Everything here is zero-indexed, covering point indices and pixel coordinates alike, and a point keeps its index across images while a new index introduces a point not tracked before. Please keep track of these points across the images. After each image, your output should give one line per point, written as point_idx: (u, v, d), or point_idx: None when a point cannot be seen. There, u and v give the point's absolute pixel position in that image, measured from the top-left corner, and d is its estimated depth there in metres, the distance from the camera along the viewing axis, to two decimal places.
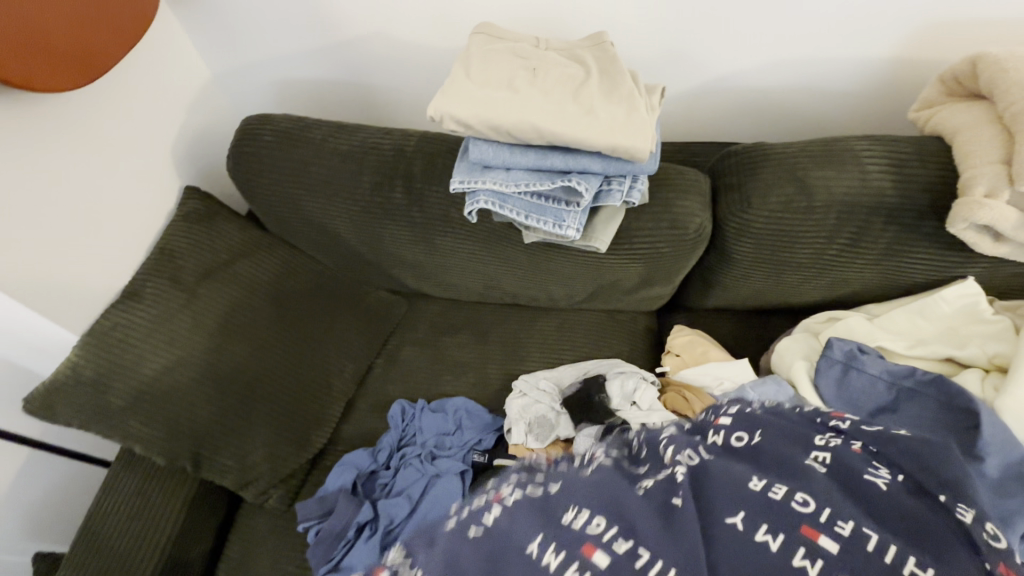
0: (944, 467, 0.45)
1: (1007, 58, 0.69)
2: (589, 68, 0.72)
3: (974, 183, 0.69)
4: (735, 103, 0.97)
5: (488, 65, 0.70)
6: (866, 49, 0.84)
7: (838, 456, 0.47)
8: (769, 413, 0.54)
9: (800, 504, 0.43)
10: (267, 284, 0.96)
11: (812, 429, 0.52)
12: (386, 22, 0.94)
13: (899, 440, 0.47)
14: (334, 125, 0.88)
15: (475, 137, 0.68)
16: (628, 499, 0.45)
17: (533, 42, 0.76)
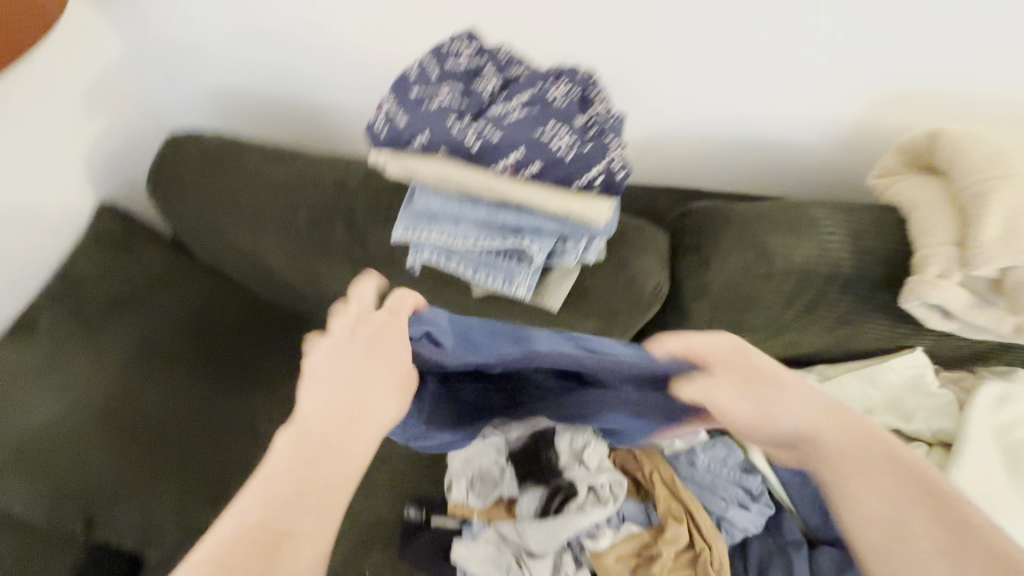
0: (569, 98, 0.63)
1: (962, 136, 0.69)
2: (525, 125, 0.58)
3: (928, 262, 0.68)
4: (702, 150, 0.96)
5: (414, 105, 0.58)
6: (832, 110, 0.85)
7: (566, 94, 0.63)
8: (529, 87, 0.63)
9: (573, 107, 0.62)
10: (187, 326, 0.86)
11: (540, 86, 0.64)
12: (330, 17, 0.84)
13: (574, 99, 0.63)
14: (272, 154, 0.81)
15: (421, 186, 0.63)
16: (528, 127, 0.58)
17: (456, 84, 0.61)
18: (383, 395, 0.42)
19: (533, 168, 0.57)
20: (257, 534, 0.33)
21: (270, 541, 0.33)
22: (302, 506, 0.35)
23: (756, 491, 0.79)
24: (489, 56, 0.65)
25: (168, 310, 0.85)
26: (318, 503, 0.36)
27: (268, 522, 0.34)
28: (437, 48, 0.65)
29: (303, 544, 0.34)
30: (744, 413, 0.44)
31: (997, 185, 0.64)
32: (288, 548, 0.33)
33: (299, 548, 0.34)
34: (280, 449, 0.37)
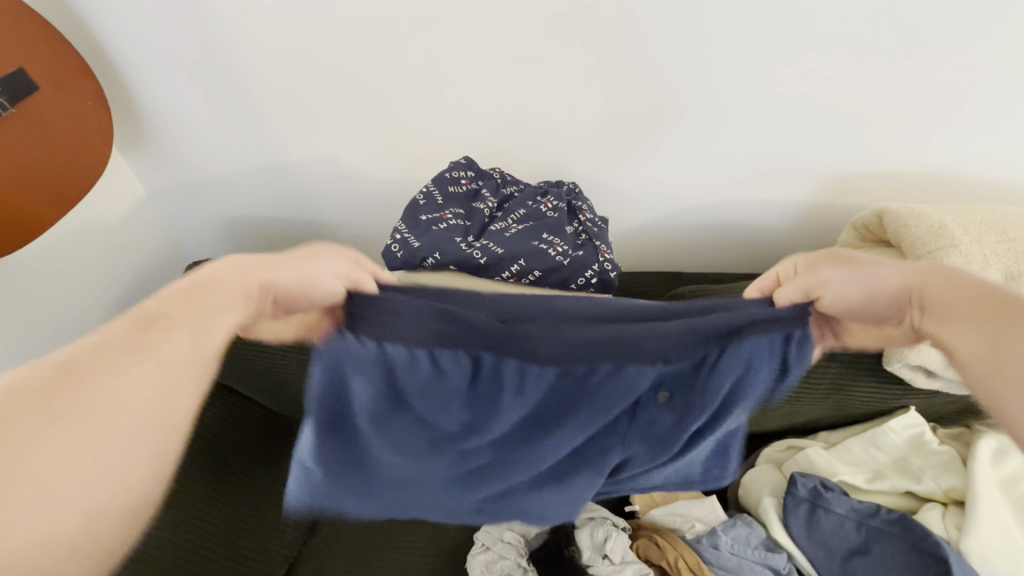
0: (559, 209, 0.71)
1: (905, 212, 0.77)
2: (524, 236, 0.65)
3: None
4: (679, 237, 1.05)
5: (424, 227, 0.65)
6: (790, 195, 0.96)
7: (556, 206, 0.72)
8: (524, 203, 0.71)
9: (564, 217, 0.70)
10: (197, 444, 0.85)
11: (533, 201, 0.73)
12: (337, 148, 0.95)
13: (563, 209, 0.72)
14: None
15: (432, 295, 0.68)
16: (527, 238, 0.65)
17: (460, 206, 0.70)
18: (224, 315, 0.36)
19: (535, 274, 0.63)
20: (54, 371, 0.31)
21: (61, 376, 0.30)
22: (123, 365, 0.31)
23: (784, 570, 0.78)
24: (485, 179, 0.75)
25: (178, 430, 0.84)
26: (103, 395, 0.30)
27: (96, 356, 0.32)
28: (439, 174, 0.74)
29: (80, 430, 0.29)
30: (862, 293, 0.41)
31: (944, 254, 0.72)
32: (63, 428, 0.29)
33: (61, 440, 0.28)
34: (152, 303, 0.36)
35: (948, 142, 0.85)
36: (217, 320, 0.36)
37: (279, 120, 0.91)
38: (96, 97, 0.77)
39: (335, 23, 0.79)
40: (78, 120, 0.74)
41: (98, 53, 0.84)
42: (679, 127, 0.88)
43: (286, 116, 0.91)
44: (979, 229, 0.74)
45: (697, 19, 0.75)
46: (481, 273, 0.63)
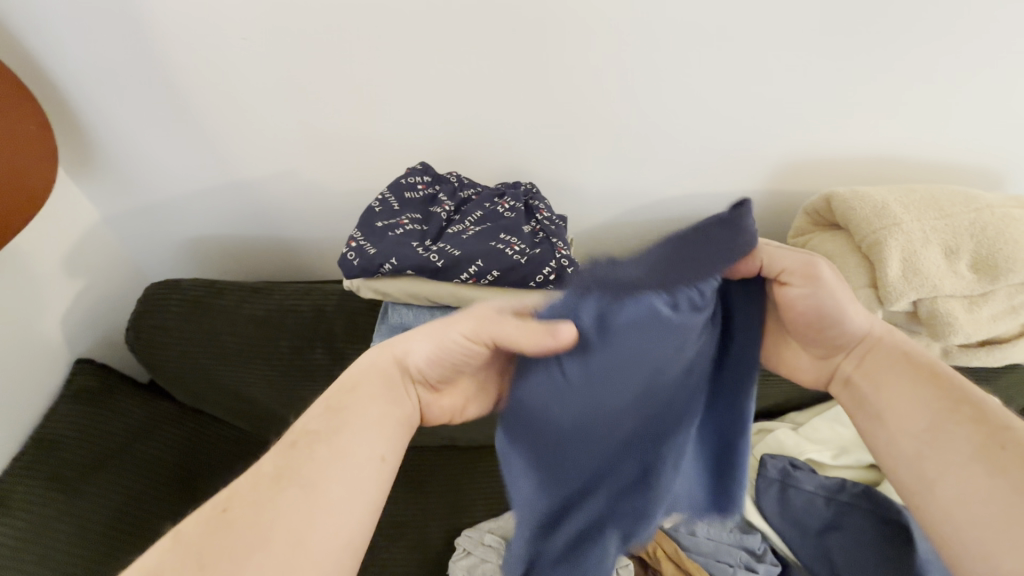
0: (516, 208, 0.72)
1: (850, 194, 0.80)
2: (482, 237, 0.66)
3: None
4: (641, 231, 1.07)
5: (381, 233, 0.65)
6: (743, 184, 0.98)
7: (513, 206, 0.72)
8: (481, 205, 0.72)
9: (521, 216, 0.71)
10: (168, 474, 0.85)
11: (490, 202, 0.73)
12: (294, 162, 0.94)
13: (520, 209, 0.73)
14: (245, 288, 0.84)
15: (394, 302, 0.68)
16: (485, 239, 0.66)
17: (416, 211, 0.70)
18: (380, 400, 0.48)
19: (493, 274, 0.64)
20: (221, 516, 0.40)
21: (230, 516, 0.40)
22: (277, 496, 0.41)
23: (759, 550, 0.79)
24: (442, 182, 0.75)
25: (148, 460, 0.84)
26: (305, 493, 0.41)
27: (260, 478, 0.42)
28: (395, 181, 0.74)
29: (294, 517, 0.40)
30: (913, 422, 0.45)
31: (888, 233, 0.75)
32: (251, 539, 0.39)
33: (266, 531, 0.39)
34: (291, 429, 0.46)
35: (887, 126, 0.89)
36: (371, 409, 0.48)
37: (233, 136, 0.91)
38: (41, 122, 0.75)
39: (285, 36, 0.79)
40: (27, 148, 0.73)
41: (41, 76, 0.83)
42: (631, 123, 0.90)
43: (240, 132, 0.90)
44: (919, 207, 0.77)
45: (640, 19, 0.77)
46: (439, 277, 0.63)
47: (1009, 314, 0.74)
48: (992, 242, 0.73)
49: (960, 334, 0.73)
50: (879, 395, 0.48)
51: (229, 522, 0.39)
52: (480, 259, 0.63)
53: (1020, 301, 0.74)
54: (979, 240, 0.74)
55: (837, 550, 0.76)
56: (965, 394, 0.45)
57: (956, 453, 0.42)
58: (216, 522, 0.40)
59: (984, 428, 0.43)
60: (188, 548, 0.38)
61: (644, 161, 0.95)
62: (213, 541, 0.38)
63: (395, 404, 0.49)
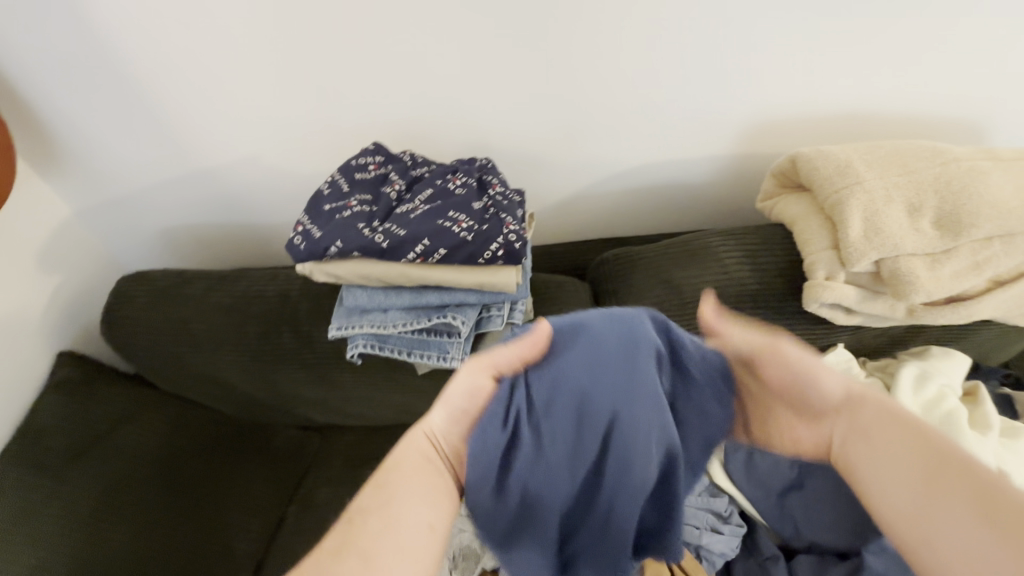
0: (468, 185, 0.72)
1: (815, 154, 0.78)
2: (429, 216, 0.66)
3: (816, 266, 0.76)
4: (613, 201, 1.05)
5: (328, 217, 0.65)
6: (714, 149, 0.96)
7: (465, 183, 0.72)
8: (432, 183, 0.72)
9: (472, 192, 0.70)
10: (150, 457, 0.87)
11: (443, 179, 0.73)
12: (256, 147, 0.94)
13: (472, 185, 0.72)
14: (213, 277, 0.86)
15: (348, 285, 0.69)
16: (432, 218, 0.66)
17: (366, 192, 0.70)
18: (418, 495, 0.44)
19: (440, 253, 0.64)
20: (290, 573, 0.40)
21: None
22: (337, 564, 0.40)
23: (725, 512, 0.81)
24: (394, 162, 0.75)
25: (131, 447, 0.86)
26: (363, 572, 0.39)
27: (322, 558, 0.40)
28: (347, 163, 0.74)
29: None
30: (893, 485, 0.41)
31: (849, 193, 0.73)
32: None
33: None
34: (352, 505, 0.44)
35: (858, 80, 0.86)
36: (417, 483, 0.45)
37: (191, 124, 0.90)
38: None
39: (229, 19, 0.77)
40: None
41: None
42: (592, 90, 0.88)
43: (198, 119, 0.89)
44: (883, 164, 0.75)
45: None
46: (386, 257, 0.64)
47: (973, 270, 0.72)
48: (956, 197, 0.71)
49: (922, 293, 0.71)
50: (843, 441, 0.46)
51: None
52: (426, 238, 0.63)
53: (984, 256, 0.72)
54: (943, 195, 0.72)
55: (799, 509, 0.78)
56: (965, 463, 0.40)
57: (958, 516, 0.38)
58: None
59: (989, 510, 0.37)
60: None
61: (609, 130, 0.93)
62: None
63: (438, 483, 0.46)
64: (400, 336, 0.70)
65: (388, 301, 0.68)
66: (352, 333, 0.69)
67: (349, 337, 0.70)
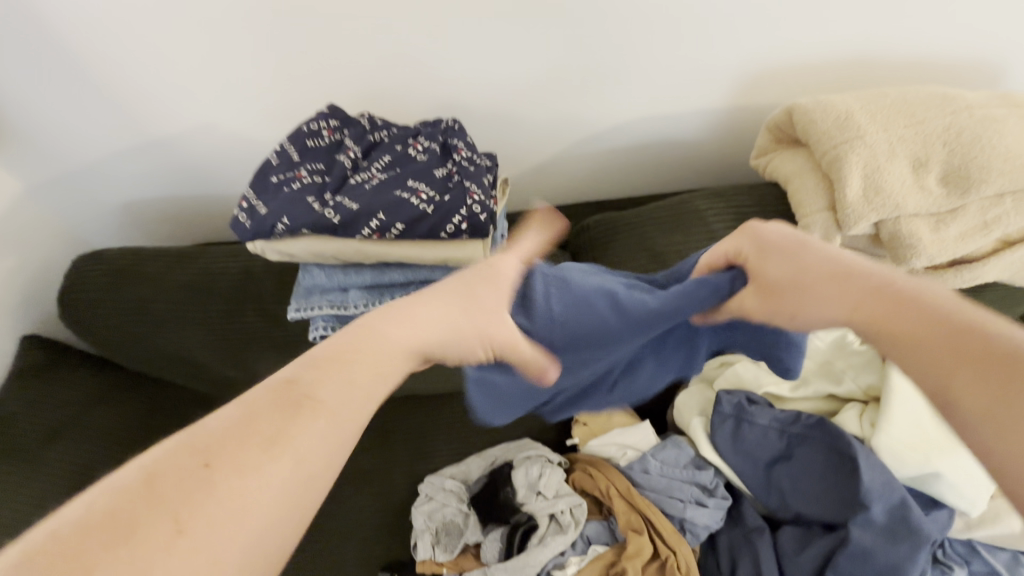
0: (430, 150, 0.65)
1: (814, 105, 0.71)
2: (385, 187, 0.60)
3: (810, 229, 0.70)
4: (598, 162, 0.98)
5: (274, 191, 0.60)
6: (705, 102, 0.88)
7: (427, 148, 0.66)
8: (391, 148, 0.65)
9: (434, 158, 0.64)
10: (124, 437, 0.87)
11: (403, 144, 0.67)
12: (208, 112, 0.86)
13: (434, 150, 0.66)
14: (171, 255, 0.81)
15: (305, 263, 0.64)
16: (389, 188, 0.60)
17: (318, 162, 0.64)
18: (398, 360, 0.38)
19: (397, 228, 0.58)
20: (184, 452, 0.29)
21: (207, 463, 0.29)
22: (268, 450, 0.31)
23: (710, 484, 0.79)
24: (350, 125, 0.68)
25: (105, 424, 0.86)
26: (293, 463, 0.31)
27: (221, 436, 0.31)
28: (299, 129, 0.67)
29: (265, 493, 0.30)
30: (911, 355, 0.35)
31: (849, 147, 0.67)
32: (225, 504, 0.28)
33: (245, 499, 0.29)
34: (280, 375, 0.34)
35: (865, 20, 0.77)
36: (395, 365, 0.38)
37: (135, 88, 0.82)
38: None
39: None
40: None
41: None
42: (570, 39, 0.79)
43: (142, 83, 0.82)
44: (888, 115, 0.68)
45: None
46: (339, 234, 0.59)
47: (981, 231, 0.67)
48: (966, 150, 0.65)
49: (923, 257, 0.66)
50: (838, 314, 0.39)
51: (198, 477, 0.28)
52: (380, 212, 0.58)
53: (993, 216, 0.66)
54: (952, 148, 0.65)
55: (786, 480, 0.75)
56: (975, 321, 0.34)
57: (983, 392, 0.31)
58: (183, 463, 0.29)
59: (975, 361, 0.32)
60: (78, 536, 0.25)
61: (592, 84, 0.85)
62: (176, 492, 0.28)
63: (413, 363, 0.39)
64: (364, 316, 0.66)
65: (348, 281, 0.64)
66: (311, 314, 0.65)
67: (308, 318, 0.66)
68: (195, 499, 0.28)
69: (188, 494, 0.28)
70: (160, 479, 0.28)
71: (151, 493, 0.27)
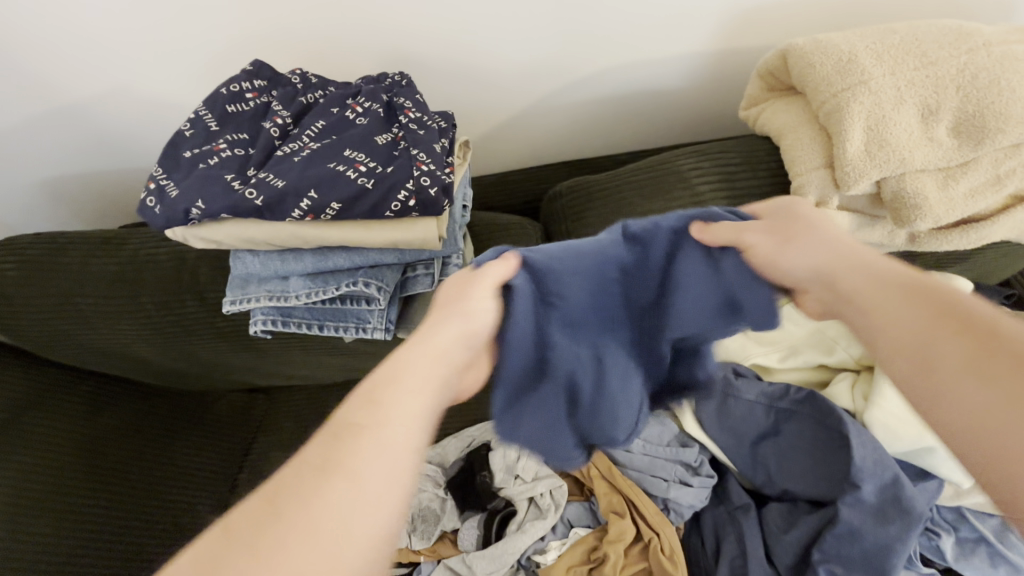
0: (371, 112, 0.56)
1: (812, 47, 0.62)
2: (318, 160, 0.51)
3: (805, 190, 0.63)
4: (572, 118, 0.89)
5: (188, 168, 0.51)
6: (690, 46, 0.79)
7: (368, 110, 0.56)
8: (326, 112, 0.56)
9: (377, 122, 0.55)
10: (69, 439, 0.80)
11: (341, 106, 0.57)
12: (123, 74, 0.75)
13: (377, 112, 0.57)
14: (95, 241, 0.72)
15: (235, 250, 0.57)
16: (322, 161, 0.51)
17: (240, 130, 0.55)
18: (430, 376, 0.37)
19: (333, 208, 0.50)
20: (262, 493, 0.30)
21: (267, 503, 0.29)
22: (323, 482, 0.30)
23: (695, 463, 0.75)
24: (279, 85, 0.59)
25: (46, 426, 0.79)
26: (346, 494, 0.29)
27: (278, 487, 0.30)
28: (217, 92, 0.58)
29: (326, 511, 0.29)
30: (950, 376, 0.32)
31: (851, 95, 0.59)
32: (284, 548, 0.27)
33: (312, 520, 0.28)
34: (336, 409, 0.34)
35: None
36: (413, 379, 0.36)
37: (30, 48, 0.71)
38: None
39: None
40: None
41: None
42: None
43: (37, 41, 0.70)
44: (895, 56, 0.60)
45: None
46: (266, 217, 0.50)
47: (992, 186, 0.61)
48: (983, 95, 0.57)
49: (929, 218, 0.60)
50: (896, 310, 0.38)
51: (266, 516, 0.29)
52: (311, 189, 0.50)
53: (1006, 168, 0.60)
54: (966, 93, 0.58)
55: (773, 457, 0.72)
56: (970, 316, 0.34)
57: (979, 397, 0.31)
58: (238, 527, 0.28)
59: (986, 342, 0.33)
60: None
61: (563, 28, 0.74)
62: (252, 540, 0.27)
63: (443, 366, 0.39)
64: (309, 306, 0.59)
65: (287, 268, 0.56)
66: (249, 306, 0.58)
67: (246, 310, 0.59)
68: (269, 539, 0.27)
69: (250, 547, 0.27)
70: (239, 519, 0.29)
71: (215, 563, 0.27)
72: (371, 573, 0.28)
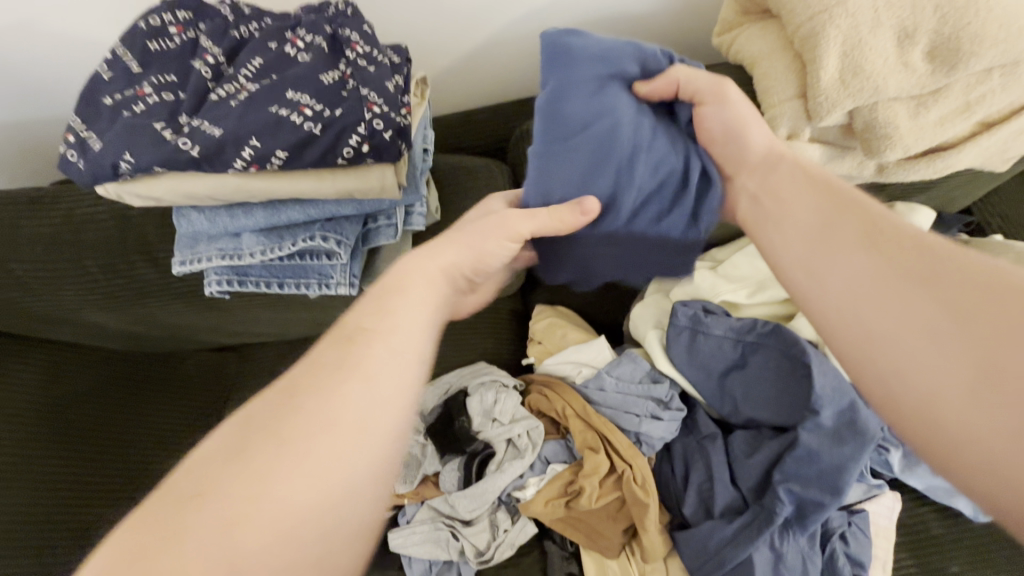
0: (314, 46, 0.51)
1: None
2: (257, 103, 0.47)
3: (777, 123, 0.61)
4: (539, 48, 0.83)
5: (110, 117, 0.46)
6: None
7: (310, 44, 0.51)
8: (263, 46, 0.51)
9: (321, 58, 0.50)
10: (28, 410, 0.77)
11: (279, 40, 0.52)
12: (26, 6, 0.65)
13: (320, 46, 0.51)
14: (24, 200, 0.66)
15: (177, 207, 0.53)
16: (262, 103, 0.47)
17: (166, 71, 0.49)
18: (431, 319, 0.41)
19: (279, 157, 0.46)
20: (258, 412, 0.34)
21: (263, 428, 0.32)
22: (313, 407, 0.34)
23: (666, 397, 0.78)
24: (206, 16, 0.52)
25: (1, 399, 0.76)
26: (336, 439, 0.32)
27: (291, 383, 0.35)
28: (136, 26, 0.51)
29: (314, 431, 0.32)
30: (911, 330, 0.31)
31: (828, 18, 0.56)
32: (266, 471, 0.30)
33: (296, 446, 0.31)
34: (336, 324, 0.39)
35: None
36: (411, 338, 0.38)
37: None
38: None
39: None
40: None
41: None
42: None
43: None
44: None
45: None
46: (205, 169, 0.46)
47: (962, 113, 0.60)
48: (960, 16, 0.55)
49: (897, 148, 0.59)
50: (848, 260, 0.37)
51: (262, 444, 0.31)
52: (253, 136, 0.45)
53: (977, 94, 0.59)
54: (944, 14, 0.55)
55: (739, 389, 0.75)
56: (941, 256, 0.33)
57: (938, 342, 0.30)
58: (245, 435, 0.32)
59: (973, 287, 0.30)
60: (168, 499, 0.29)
61: None
62: (243, 457, 0.31)
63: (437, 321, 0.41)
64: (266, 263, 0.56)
65: (237, 223, 0.53)
66: (200, 266, 0.55)
67: (199, 271, 0.56)
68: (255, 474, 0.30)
69: (245, 467, 0.31)
70: (233, 435, 0.33)
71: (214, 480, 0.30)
72: (354, 519, 0.32)
